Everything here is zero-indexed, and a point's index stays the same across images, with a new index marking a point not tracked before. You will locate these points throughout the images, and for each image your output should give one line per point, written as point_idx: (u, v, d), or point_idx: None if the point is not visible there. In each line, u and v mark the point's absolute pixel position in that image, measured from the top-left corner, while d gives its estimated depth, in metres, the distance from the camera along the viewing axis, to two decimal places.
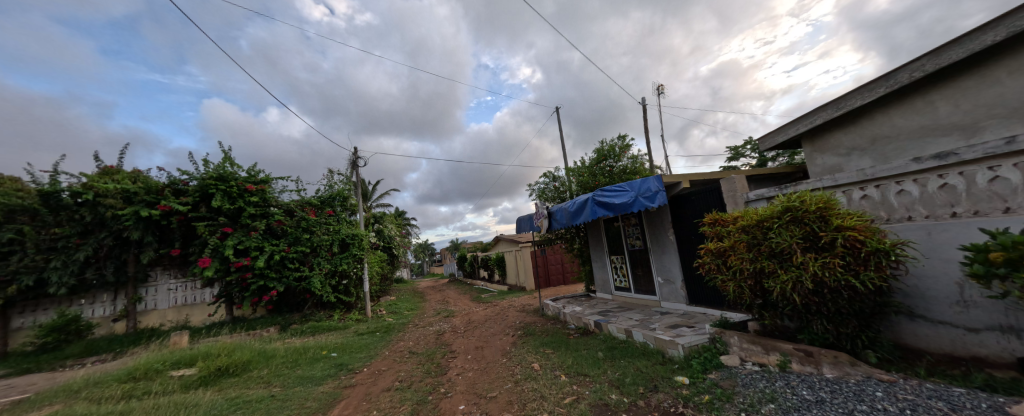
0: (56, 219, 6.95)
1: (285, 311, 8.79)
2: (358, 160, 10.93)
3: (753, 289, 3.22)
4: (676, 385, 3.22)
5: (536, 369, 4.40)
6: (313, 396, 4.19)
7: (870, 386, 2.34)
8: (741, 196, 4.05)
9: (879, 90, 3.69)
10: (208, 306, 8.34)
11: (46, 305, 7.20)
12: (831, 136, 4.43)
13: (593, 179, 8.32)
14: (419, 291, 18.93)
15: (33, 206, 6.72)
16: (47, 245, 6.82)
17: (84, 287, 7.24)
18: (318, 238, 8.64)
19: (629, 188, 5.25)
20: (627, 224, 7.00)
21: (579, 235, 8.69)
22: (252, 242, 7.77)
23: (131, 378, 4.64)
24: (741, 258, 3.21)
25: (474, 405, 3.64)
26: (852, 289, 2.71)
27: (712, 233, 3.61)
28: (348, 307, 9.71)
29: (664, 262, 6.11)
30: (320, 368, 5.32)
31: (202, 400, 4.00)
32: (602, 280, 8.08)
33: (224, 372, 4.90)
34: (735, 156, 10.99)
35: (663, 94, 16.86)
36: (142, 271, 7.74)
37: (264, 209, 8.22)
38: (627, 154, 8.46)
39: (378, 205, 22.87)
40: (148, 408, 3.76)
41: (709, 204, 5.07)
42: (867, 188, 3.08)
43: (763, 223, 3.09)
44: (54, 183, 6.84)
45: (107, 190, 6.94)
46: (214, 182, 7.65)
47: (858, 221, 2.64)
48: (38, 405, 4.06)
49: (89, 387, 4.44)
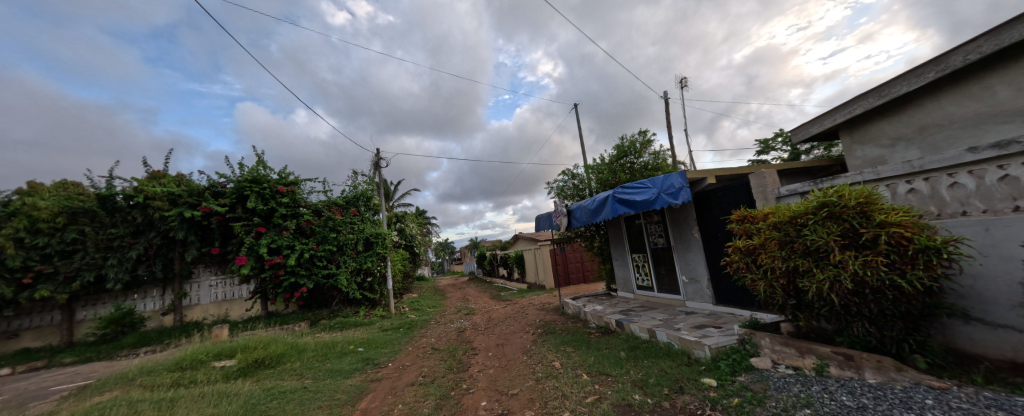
0: (112, 220, 7.55)
1: (314, 307, 9.15)
2: (381, 161, 11.29)
3: (786, 289, 3.09)
4: (703, 387, 3.14)
5: (556, 368, 4.40)
6: (342, 388, 4.36)
7: (918, 394, 2.20)
8: (773, 192, 3.88)
9: (928, 75, 3.43)
10: (245, 301, 8.79)
11: (106, 299, 7.84)
12: (873, 126, 4.16)
13: (612, 177, 8.22)
14: (440, 289, 19.24)
15: (93, 208, 7.33)
16: (104, 244, 7.41)
17: (137, 283, 7.83)
18: (344, 238, 8.91)
19: (650, 185, 5.15)
20: (649, 222, 6.87)
21: (599, 234, 8.60)
22: (284, 241, 8.16)
23: (179, 367, 4.98)
24: (772, 256, 3.08)
25: (496, 402, 3.69)
26: (898, 289, 2.53)
27: (741, 231, 3.49)
28: (372, 303, 9.93)
29: (688, 261, 5.94)
30: (348, 361, 5.54)
31: (243, 389, 4.25)
32: (624, 279, 7.93)
33: (260, 364, 5.19)
34: (765, 149, 10.51)
35: (684, 85, 16.51)
36: (186, 268, 8.26)
37: (295, 209, 8.59)
38: (648, 150, 8.30)
39: (401, 205, 23.39)
40: (195, 395, 4.02)
41: (737, 200, 4.88)
42: (915, 181, 2.89)
43: (797, 219, 2.95)
44: (110, 187, 7.41)
45: (155, 193, 7.45)
46: (249, 184, 8.08)
47: (905, 217, 2.46)
48: (101, 391, 4.43)
49: (142, 376, 4.79)
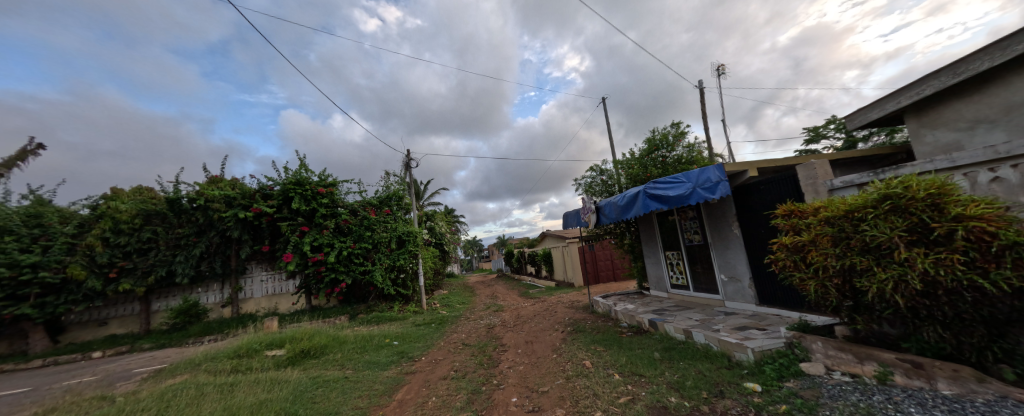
0: (179, 221, 8.32)
1: (353, 302, 9.61)
2: (411, 161, 11.63)
3: (841, 289, 2.86)
4: (746, 392, 2.99)
5: (587, 366, 4.35)
6: (380, 379, 4.56)
7: (1004, 408, 1.96)
8: (824, 184, 3.60)
9: (1016, 48, 3.03)
10: (291, 295, 9.39)
11: (176, 292, 8.66)
12: (946, 107, 3.75)
13: (643, 172, 7.96)
14: (469, 286, 19.57)
15: (163, 210, 8.11)
16: (173, 242, 8.21)
17: (200, 277, 8.59)
18: (378, 236, 9.29)
19: (685, 179, 4.96)
20: (683, 218, 6.61)
21: (629, 231, 8.38)
22: (325, 239, 8.63)
23: (237, 355, 5.43)
24: (825, 254, 2.86)
25: (527, 398, 3.70)
26: (978, 290, 2.26)
27: (787, 226, 3.27)
28: (406, 299, 10.28)
29: (728, 259, 5.65)
30: (384, 354, 5.78)
31: (292, 377, 4.55)
32: (657, 278, 7.68)
33: (306, 354, 5.53)
34: (815, 138, 9.76)
35: (722, 72, 15.62)
36: (241, 264, 8.94)
37: (333, 209, 9.04)
38: (681, 143, 7.97)
39: (430, 204, 23.98)
40: (251, 381, 4.36)
41: (782, 195, 4.57)
42: (1000, 169, 2.57)
43: (853, 213, 2.72)
44: (176, 191, 8.16)
45: (213, 196, 8.14)
46: (293, 186, 8.61)
47: (987, 209, 2.19)
48: (173, 373, 4.92)
49: (207, 361, 5.26)
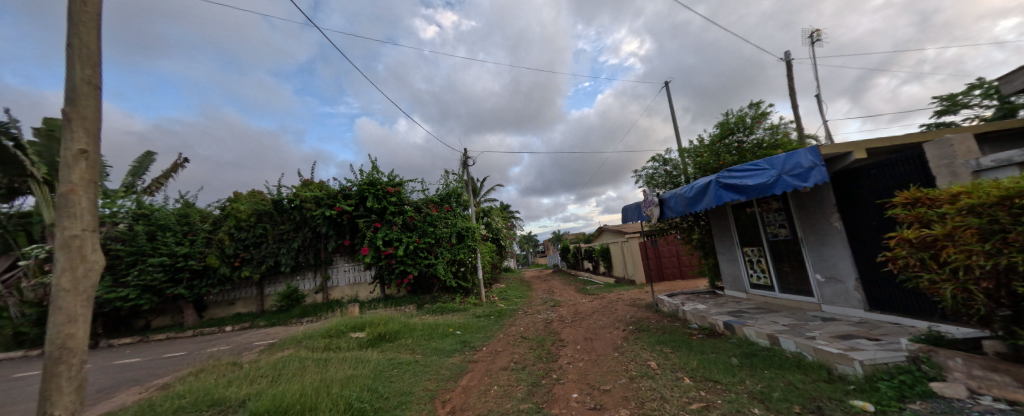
0: (281, 219, 9.67)
1: (419, 292, 10.31)
2: (468, 159, 12.03)
3: (993, 295, 2.29)
4: (852, 411, 2.56)
5: (652, 368, 4.10)
6: (445, 365, 4.82)
7: None
8: (966, 164, 2.91)
9: None
10: (368, 285, 10.38)
11: (280, 279, 10.11)
12: None
13: (714, 160, 7.24)
14: (526, 280, 19.75)
15: (270, 209, 9.50)
16: (277, 237, 9.58)
17: (298, 267, 9.91)
18: (440, 231, 9.80)
19: (767, 166, 4.39)
20: (766, 210, 5.88)
21: (699, 225, 7.70)
22: (394, 234, 9.36)
23: (328, 335, 6.18)
24: (967, 251, 2.31)
25: (588, 395, 3.62)
26: None
27: (910, 218, 2.71)
28: (466, 291, 10.74)
29: (825, 257, 4.90)
30: (448, 342, 6.11)
31: (372, 357, 5.03)
32: (732, 276, 6.96)
33: (383, 338, 6.07)
34: (949, 108, 7.96)
35: (817, 40, 13.44)
36: (329, 257, 10.11)
37: (401, 207, 9.74)
38: (762, 124, 7.07)
39: (487, 200, 24.63)
40: (340, 359, 4.91)
41: (901, 180, 3.80)
42: None
43: (1011, 200, 2.14)
44: (279, 193, 9.48)
45: (306, 197, 9.32)
46: (367, 187, 9.47)
47: None
48: (283, 347, 5.77)
49: (305, 339, 6.06)
